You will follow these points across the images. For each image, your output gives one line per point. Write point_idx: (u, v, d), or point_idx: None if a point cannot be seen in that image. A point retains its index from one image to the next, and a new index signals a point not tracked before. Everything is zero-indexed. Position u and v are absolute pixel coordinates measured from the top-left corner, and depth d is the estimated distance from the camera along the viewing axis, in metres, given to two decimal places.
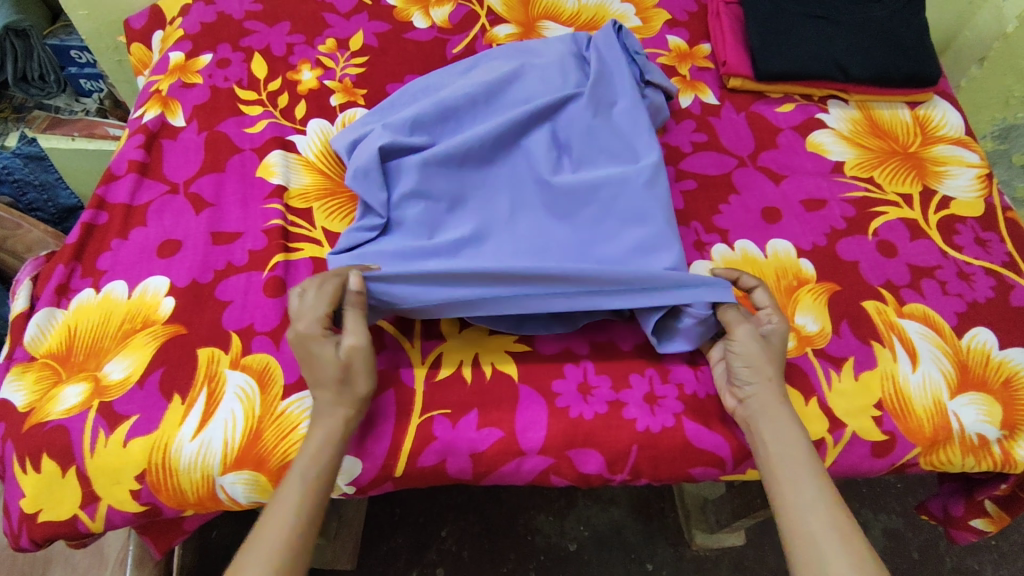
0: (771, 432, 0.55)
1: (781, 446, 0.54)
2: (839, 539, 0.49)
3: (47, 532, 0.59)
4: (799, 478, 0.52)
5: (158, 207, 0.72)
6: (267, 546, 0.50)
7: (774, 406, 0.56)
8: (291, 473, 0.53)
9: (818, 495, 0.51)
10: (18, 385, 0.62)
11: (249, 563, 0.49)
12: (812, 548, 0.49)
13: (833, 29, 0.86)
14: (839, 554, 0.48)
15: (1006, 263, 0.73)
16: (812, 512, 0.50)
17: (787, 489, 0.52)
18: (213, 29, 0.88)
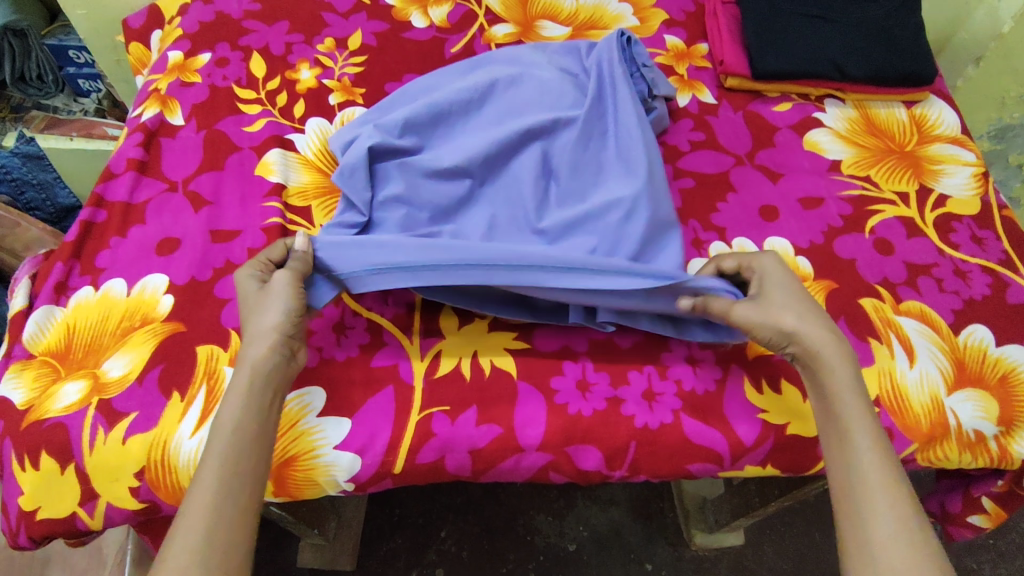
0: (824, 392, 0.53)
1: (832, 405, 0.52)
2: (884, 503, 0.47)
3: (45, 530, 0.59)
4: (848, 441, 0.50)
5: (157, 205, 0.72)
6: (203, 492, 0.46)
7: (834, 362, 0.53)
8: (208, 451, 0.48)
9: (870, 459, 0.49)
10: (16, 383, 0.62)
11: (190, 513, 0.45)
12: (859, 506, 0.48)
13: (830, 29, 0.86)
14: (882, 519, 0.47)
15: (1002, 261, 0.73)
16: (861, 476, 0.49)
17: (837, 451, 0.51)
18: (212, 28, 0.88)
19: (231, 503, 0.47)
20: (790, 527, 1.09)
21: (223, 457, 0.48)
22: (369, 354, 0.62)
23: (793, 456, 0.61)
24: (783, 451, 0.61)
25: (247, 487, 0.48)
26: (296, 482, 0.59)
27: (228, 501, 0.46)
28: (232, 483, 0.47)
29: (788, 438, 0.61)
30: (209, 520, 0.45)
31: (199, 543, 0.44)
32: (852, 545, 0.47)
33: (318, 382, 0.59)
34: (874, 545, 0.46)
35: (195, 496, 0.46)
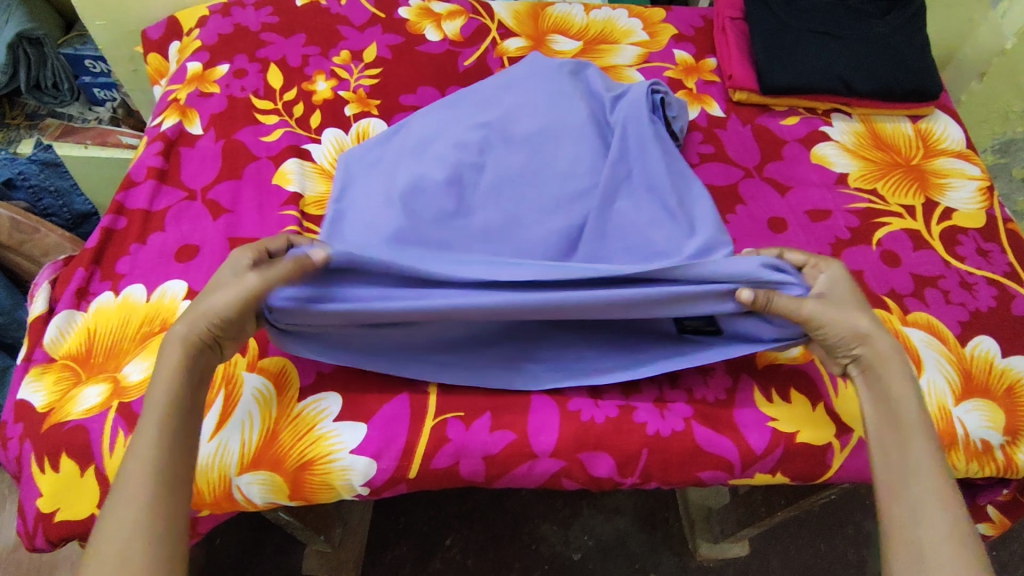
0: (880, 398, 0.53)
1: (892, 410, 0.53)
2: (940, 505, 0.48)
3: (64, 533, 0.60)
4: (908, 446, 0.51)
5: (176, 213, 0.74)
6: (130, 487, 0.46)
7: (894, 370, 0.54)
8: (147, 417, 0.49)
9: (929, 466, 0.50)
10: (36, 386, 0.63)
11: (113, 510, 0.46)
12: (909, 510, 0.48)
13: (837, 44, 0.87)
14: (936, 519, 0.47)
15: (1007, 273, 0.74)
16: (916, 481, 0.49)
17: (893, 456, 0.51)
18: (230, 40, 0.90)
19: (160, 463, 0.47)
20: (795, 536, 1.10)
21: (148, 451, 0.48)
22: None
23: (803, 464, 0.62)
24: (791, 459, 0.62)
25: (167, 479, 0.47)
26: (312, 486, 0.60)
27: (153, 493, 0.46)
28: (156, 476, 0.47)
29: (798, 445, 0.61)
30: (137, 512, 0.45)
31: (119, 546, 0.44)
32: (901, 540, 0.47)
33: (336, 387, 0.61)
34: (924, 542, 0.46)
35: (122, 491, 0.46)
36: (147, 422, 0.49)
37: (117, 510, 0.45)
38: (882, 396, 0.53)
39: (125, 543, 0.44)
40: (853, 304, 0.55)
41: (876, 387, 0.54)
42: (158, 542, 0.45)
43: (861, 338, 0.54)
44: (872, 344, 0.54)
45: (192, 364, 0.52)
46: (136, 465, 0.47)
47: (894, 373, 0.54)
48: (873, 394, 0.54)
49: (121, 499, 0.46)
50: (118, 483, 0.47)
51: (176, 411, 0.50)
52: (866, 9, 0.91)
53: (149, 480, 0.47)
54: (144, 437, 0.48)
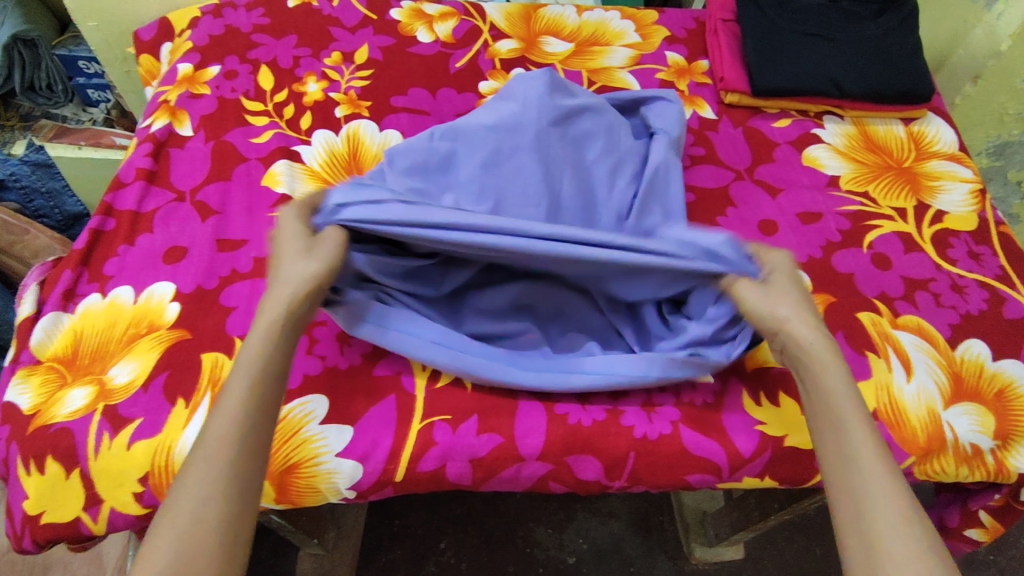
0: (812, 387, 0.50)
1: (824, 399, 0.49)
2: (886, 498, 0.44)
3: (50, 534, 0.60)
4: (844, 434, 0.47)
5: (165, 215, 0.74)
6: (211, 451, 0.44)
7: (821, 354, 0.51)
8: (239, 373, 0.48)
9: (869, 455, 0.46)
10: (23, 388, 0.63)
11: (184, 490, 0.43)
12: (852, 499, 0.45)
13: (829, 47, 0.87)
14: (884, 510, 0.44)
15: (999, 276, 0.74)
16: (859, 469, 0.46)
17: (832, 446, 0.47)
18: (220, 41, 0.90)
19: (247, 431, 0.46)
20: (792, 540, 1.09)
21: (223, 434, 0.45)
22: (372, 363, 0.63)
23: (791, 468, 0.62)
24: (780, 462, 0.61)
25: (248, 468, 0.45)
26: (298, 490, 0.59)
27: (226, 480, 0.44)
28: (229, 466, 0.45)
29: (787, 449, 0.61)
30: (203, 498, 0.43)
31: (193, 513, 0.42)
32: (852, 544, 0.43)
33: (322, 390, 0.60)
34: (878, 539, 0.43)
35: (196, 470, 0.44)
36: (231, 402, 0.47)
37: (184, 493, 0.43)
38: (809, 383, 0.51)
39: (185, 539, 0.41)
40: (778, 291, 0.55)
41: (807, 374, 0.51)
42: (223, 541, 0.42)
43: (783, 326, 0.53)
44: (791, 328, 0.52)
45: (280, 342, 0.51)
46: (211, 448, 0.45)
47: (819, 357, 0.51)
48: (805, 381, 0.51)
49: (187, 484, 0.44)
50: (194, 456, 0.45)
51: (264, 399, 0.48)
52: (858, 11, 0.91)
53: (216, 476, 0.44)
54: (226, 418, 0.46)
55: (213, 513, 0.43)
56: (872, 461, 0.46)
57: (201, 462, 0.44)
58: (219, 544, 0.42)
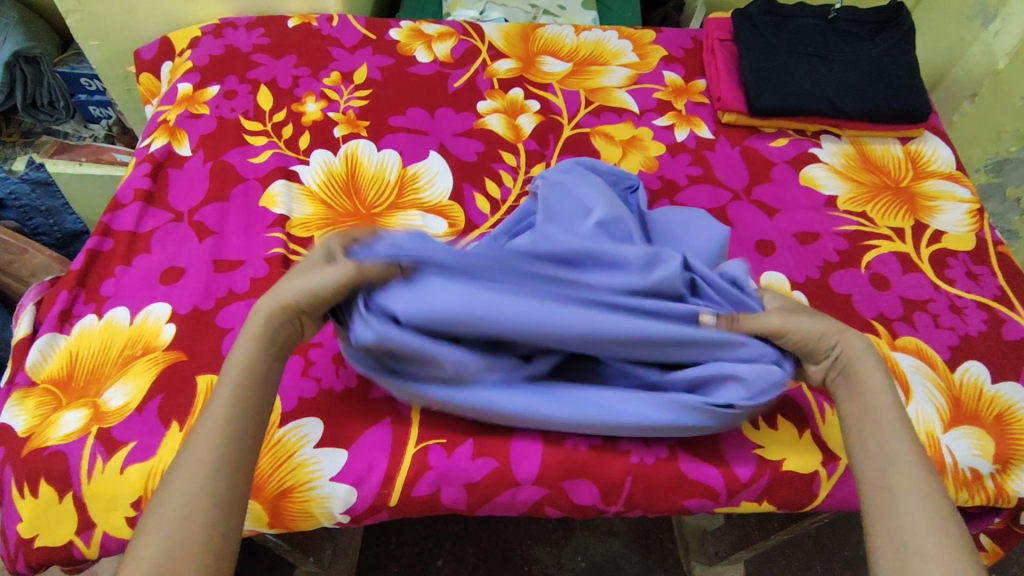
0: (856, 395, 0.54)
1: (867, 406, 0.53)
2: (922, 499, 0.47)
3: (43, 557, 0.59)
4: (883, 438, 0.50)
5: (162, 235, 0.74)
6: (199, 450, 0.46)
7: (868, 370, 0.54)
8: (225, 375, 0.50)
9: (908, 467, 0.48)
10: (17, 410, 0.62)
11: (175, 482, 0.45)
12: (886, 497, 0.47)
13: (825, 66, 0.88)
14: (914, 509, 0.46)
15: (998, 297, 0.73)
16: (892, 468, 0.49)
17: (870, 446, 0.51)
18: (221, 61, 0.90)
19: (236, 435, 0.47)
20: (793, 559, 1.08)
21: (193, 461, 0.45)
22: (367, 386, 0.62)
23: (789, 492, 0.61)
24: (778, 487, 0.61)
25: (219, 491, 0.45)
26: (291, 514, 0.59)
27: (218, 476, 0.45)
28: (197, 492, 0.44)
29: (785, 473, 0.61)
30: (171, 521, 0.43)
31: (185, 501, 0.44)
32: (881, 538, 0.46)
33: (317, 413, 0.60)
34: (907, 534, 0.45)
35: (164, 498, 0.44)
36: (213, 408, 0.48)
37: (179, 484, 0.45)
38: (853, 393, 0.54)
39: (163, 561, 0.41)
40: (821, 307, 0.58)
41: (850, 386, 0.54)
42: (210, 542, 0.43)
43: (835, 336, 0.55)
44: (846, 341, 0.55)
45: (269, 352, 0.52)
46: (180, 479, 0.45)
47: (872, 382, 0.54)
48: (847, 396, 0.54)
49: (162, 509, 0.44)
50: (164, 489, 0.45)
51: (243, 402, 0.49)
52: (854, 31, 0.91)
53: (208, 465, 0.45)
54: (206, 428, 0.47)
55: (191, 532, 0.43)
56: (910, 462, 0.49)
57: (186, 468, 0.45)
58: (208, 537, 0.43)
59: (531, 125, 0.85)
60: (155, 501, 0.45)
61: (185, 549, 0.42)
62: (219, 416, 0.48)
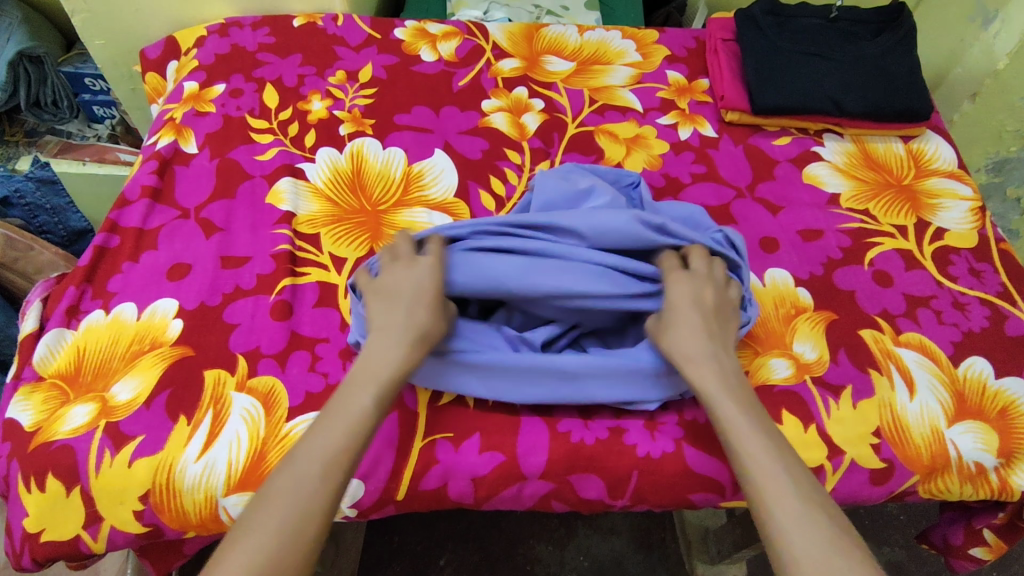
0: (713, 403, 0.54)
1: (720, 413, 0.53)
2: (787, 488, 0.48)
3: (49, 552, 0.59)
4: (742, 441, 0.51)
5: (169, 231, 0.74)
6: (319, 453, 0.48)
7: (708, 372, 0.55)
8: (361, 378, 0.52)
9: (782, 481, 0.48)
10: (25, 405, 0.62)
11: (293, 477, 0.47)
12: (765, 500, 0.48)
13: (827, 66, 0.88)
14: (788, 503, 0.47)
15: (1000, 294, 0.74)
16: (759, 465, 0.49)
17: (739, 449, 0.51)
18: (227, 59, 0.91)
19: (354, 444, 0.49)
20: None
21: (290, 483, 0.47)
22: None
23: None
24: None
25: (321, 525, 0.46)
26: None
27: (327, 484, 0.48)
28: (291, 520, 0.46)
29: None
30: (271, 542, 0.45)
31: (302, 502, 0.46)
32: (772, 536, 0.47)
33: None
34: (786, 530, 0.46)
35: (263, 513, 0.46)
36: (339, 414, 0.50)
37: (294, 481, 0.47)
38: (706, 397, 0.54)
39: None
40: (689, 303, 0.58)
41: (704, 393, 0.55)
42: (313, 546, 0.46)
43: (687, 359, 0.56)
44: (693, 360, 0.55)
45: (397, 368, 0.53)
46: (273, 502, 0.46)
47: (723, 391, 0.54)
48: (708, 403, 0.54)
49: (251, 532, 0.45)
50: (257, 509, 0.46)
51: (370, 413, 0.51)
52: (856, 31, 0.92)
53: (323, 472, 0.48)
54: (333, 432, 0.49)
55: (301, 542, 0.45)
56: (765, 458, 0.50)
57: (305, 467, 0.48)
58: (311, 542, 0.46)
59: (535, 124, 0.86)
60: (267, 491, 0.47)
61: (294, 547, 0.45)
62: (344, 426, 0.50)
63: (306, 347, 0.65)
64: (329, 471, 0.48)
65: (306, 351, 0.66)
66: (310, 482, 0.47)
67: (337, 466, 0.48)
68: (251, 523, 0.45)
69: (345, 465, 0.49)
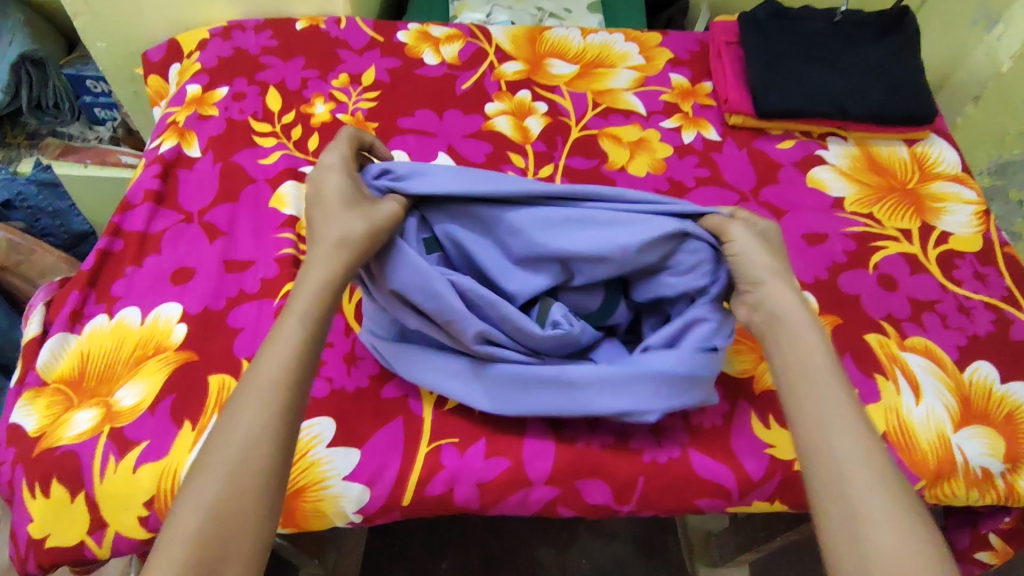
0: (789, 349, 0.51)
1: (800, 360, 0.50)
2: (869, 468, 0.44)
3: (53, 558, 0.59)
4: (823, 396, 0.48)
5: (173, 235, 0.74)
6: (258, 391, 0.46)
7: (793, 319, 0.52)
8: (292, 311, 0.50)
9: (856, 442, 0.46)
10: (28, 410, 0.62)
11: (234, 419, 0.45)
12: (834, 467, 0.45)
13: (831, 69, 0.88)
14: (869, 478, 0.44)
15: (1005, 298, 0.74)
16: (838, 431, 0.46)
17: (810, 403, 0.48)
18: (230, 62, 0.91)
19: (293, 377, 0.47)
20: (798, 562, 1.08)
21: (239, 424, 0.45)
22: (379, 385, 0.62)
23: (800, 492, 0.62)
24: (790, 487, 0.61)
25: (271, 458, 0.44)
26: (303, 514, 0.59)
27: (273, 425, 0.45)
28: (239, 459, 0.44)
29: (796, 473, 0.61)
30: (218, 489, 0.42)
31: (245, 442, 0.44)
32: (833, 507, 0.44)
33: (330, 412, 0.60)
34: (857, 505, 0.43)
35: (210, 463, 0.43)
36: (274, 351, 0.48)
37: (238, 423, 0.45)
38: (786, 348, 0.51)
39: (208, 531, 0.41)
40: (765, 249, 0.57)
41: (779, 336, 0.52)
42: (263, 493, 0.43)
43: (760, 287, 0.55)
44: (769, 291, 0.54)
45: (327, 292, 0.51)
46: (223, 444, 0.44)
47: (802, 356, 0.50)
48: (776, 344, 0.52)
49: (205, 478, 0.43)
50: (207, 452, 0.44)
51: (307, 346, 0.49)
52: (859, 34, 0.92)
53: (265, 412, 0.45)
54: (269, 368, 0.47)
55: (240, 491, 0.43)
56: (849, 426, 0.46)
57: (247, 406, 0.45)
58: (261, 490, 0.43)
59: (538, 127, 0.86)
60: (209, 441, 0.45)
61: (241, 491, 0.43)
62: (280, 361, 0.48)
63: None
64: (274, 405, 0.46)
65: None
66: (255, 422, 0.45)
67: (280, 399, 0.46)
68: (203, 469, 0.43)
69: (290, 398, 0.47)
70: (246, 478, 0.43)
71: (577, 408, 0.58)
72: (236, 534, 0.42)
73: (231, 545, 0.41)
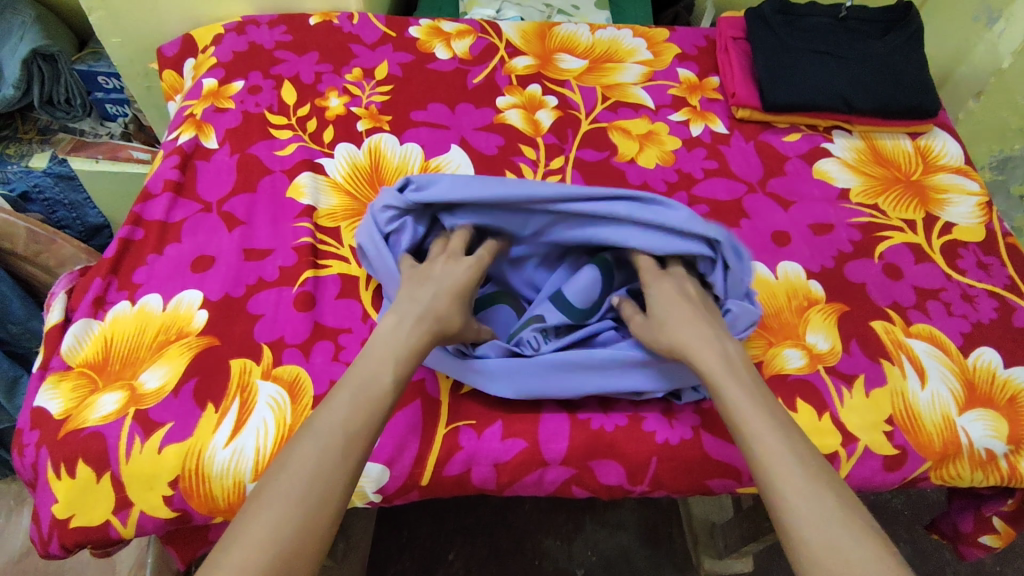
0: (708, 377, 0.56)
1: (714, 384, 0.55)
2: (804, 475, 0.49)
3: (79, 537, 0.60)
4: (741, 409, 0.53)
5: (192, 225, 0.75)
6: (335, 423, 0.50)
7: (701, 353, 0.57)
8: (377, 350, 0.55)
9: (783, 448, 0.50)
10: (53, 393, 0.63)
11: (307, 447, 0.49)
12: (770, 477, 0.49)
13: (837, 64, 0.90)
14: (804, 483, 0.48)
15: (1008, 286, 0.75)
16: (767, 441, 0.51)
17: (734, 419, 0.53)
18: (245, 57, 0.92)
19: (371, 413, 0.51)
20: None
21: (313, 456, 0.48)
22: None
23: None
24: None
25: (346, 486, 0.48)
26: None
27: (350, 454, 0.49)
28: (316, 488, 0.47)
29: None
30: (297, 512, 0.46)
31: (320, 469, 0.48)
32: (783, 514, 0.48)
33: None
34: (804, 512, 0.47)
35: (279, 486, 0.47)
36: (353, 387, 0.52)
37: (310, 451, 0.48)
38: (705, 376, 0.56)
39: (281, 549, 0.44)
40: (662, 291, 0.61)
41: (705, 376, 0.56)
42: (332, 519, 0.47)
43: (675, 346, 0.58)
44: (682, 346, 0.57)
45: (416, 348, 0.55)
46: (295, 472, 0.47)
47: (726, 377, 0.55)
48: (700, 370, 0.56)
49: (275, 502, 0.46)
50: (277, 475, 0.48)
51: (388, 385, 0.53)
52: (865, 30, 0.94)
53: (339, 441, 0.49)
54: (349, 400, 0.51)
55: (322, 515, 0.47)
56: (771, 436, 0.51)
57: (325, 434, 0.49)
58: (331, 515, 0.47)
59: (549, 120, 0.87)
60: (280, 464, 0.48)
61: (316, 518, 0.46)
62: (359, 398, 0.52)
63: (329, 337, 0.67)
64: (351, 444, 0.49)
65: (329, 341, 0.67)
66: (332, 453, 0.48)
67: (359, 439, 0.50)
68: (272, 493, 0.46)
69: (367, 437, 0.51)
70: (320, 513, 0.47)
71: (595, 389, 0.61)
72: (300, 560, 0.45)
73: (296, 568, 0.45)
